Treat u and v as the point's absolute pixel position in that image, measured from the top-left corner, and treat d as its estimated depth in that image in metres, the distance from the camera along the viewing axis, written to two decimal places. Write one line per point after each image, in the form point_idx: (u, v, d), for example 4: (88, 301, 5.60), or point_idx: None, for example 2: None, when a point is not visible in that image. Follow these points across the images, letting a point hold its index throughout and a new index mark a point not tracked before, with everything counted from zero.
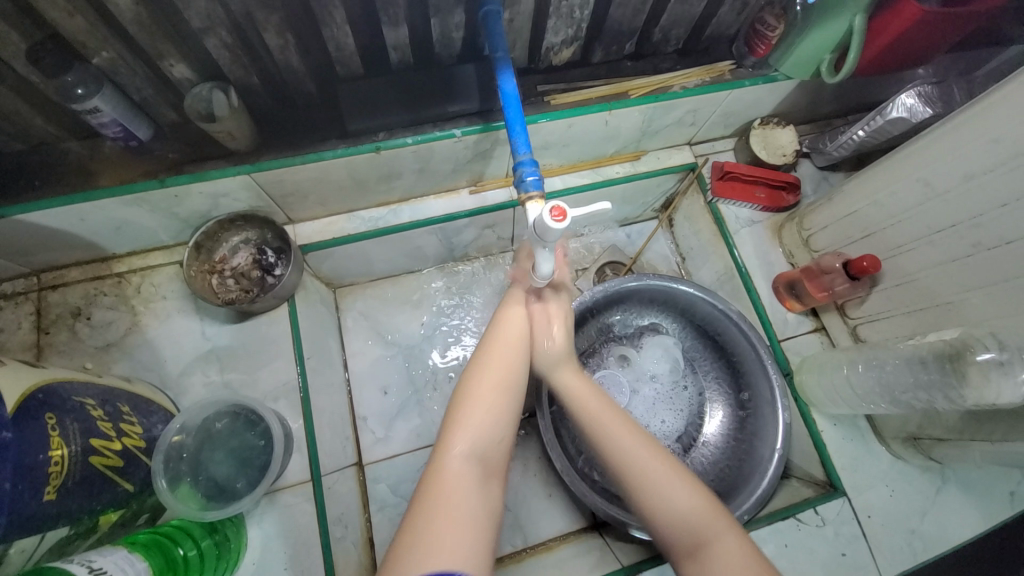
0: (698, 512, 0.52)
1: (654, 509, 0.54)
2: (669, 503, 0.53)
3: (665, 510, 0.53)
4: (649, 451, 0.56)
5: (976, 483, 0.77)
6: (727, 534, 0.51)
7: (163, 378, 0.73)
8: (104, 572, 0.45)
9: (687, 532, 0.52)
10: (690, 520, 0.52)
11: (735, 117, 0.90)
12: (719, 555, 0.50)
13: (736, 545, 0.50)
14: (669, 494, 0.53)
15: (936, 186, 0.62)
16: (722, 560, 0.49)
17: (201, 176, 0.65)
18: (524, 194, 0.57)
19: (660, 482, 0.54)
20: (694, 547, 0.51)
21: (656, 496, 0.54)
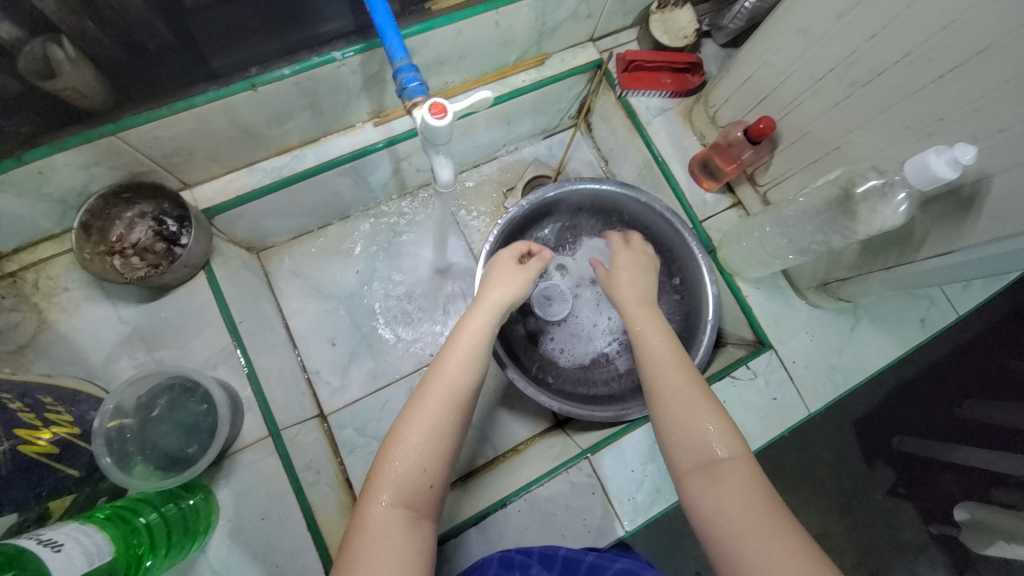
0: (728, 437, 0.54)
1: (682, 424, 0.56)
2: (698, 426, 0.55)
3: (688, 430, 0.55)
4: (687, 381, 0.59)
5: (882, 314, 0.86)
6: (741, 460, 0.53)
7: (89, 369, 0.70)
8: (56, 542, 0.45)
9: (705, 453, 0.54)
10: (711, 447, 0.54)
11: (631, 2, 0.87)
12: (732, 473, 0.52)
13: (750, 474, 0.52)
14: (694, 420, 0.56)
15: (813, 33, 0.64)
16: (733, 478, 0.51)
17: (61, 146, 0.59)
18: (410, 103, 0.55)
19: (692, 406, 0.57)
20: (710, 469, 0.53)
21: (680, 413, 0.57)
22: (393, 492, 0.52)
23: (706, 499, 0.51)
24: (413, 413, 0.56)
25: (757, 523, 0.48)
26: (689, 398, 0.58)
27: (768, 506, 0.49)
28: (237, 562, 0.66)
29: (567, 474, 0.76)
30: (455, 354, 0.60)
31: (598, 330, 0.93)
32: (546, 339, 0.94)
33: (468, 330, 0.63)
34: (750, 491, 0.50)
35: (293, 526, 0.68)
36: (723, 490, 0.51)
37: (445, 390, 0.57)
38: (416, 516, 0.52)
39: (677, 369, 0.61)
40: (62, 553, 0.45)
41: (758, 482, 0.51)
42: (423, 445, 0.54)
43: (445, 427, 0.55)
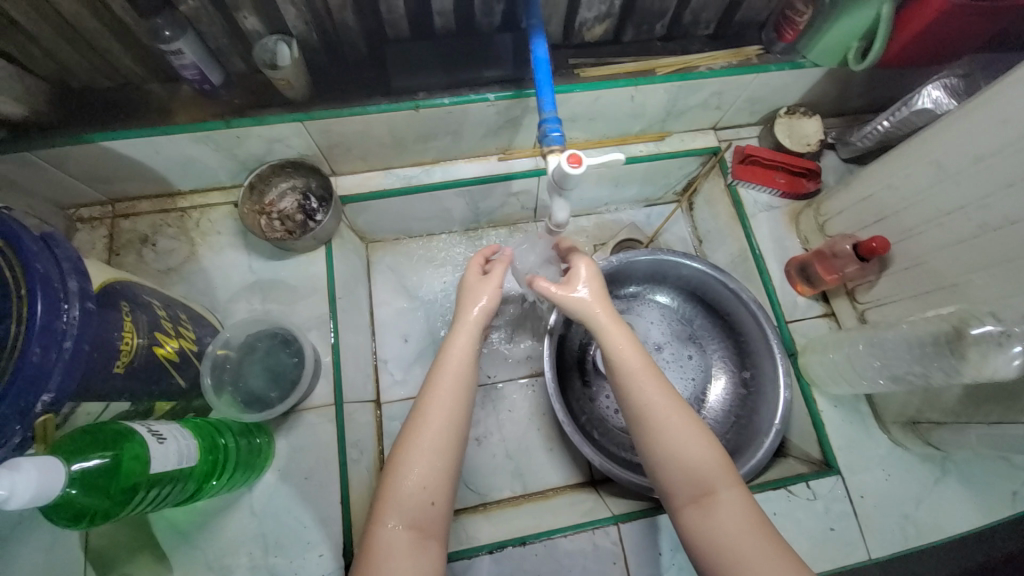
0: (710, 460, 0.55)
1: (669, 454, 0.56)
2: (685, 447, 0.56)
3: (677, 458, 0.56)
4: (669, 400, 0.58)
5: (976, 476, 0.78)
6: (732, 488, 0.54)
7: (212, 303, 0.82)
8: (161, 434, 0.52)
9: (694, 481, 0.55)
10: (697, 472, 0.55)
11: (761, 103, 0.92)
12: (724, 504, 0.53)
13: (742, 503, 0.53)
14: (684, 443, 0.56)
15: (947, 168, 0.64)
16: (727, 510, 0.53)
17: (261, 121, 0.72)
18: (546, 148, 0.62)
19: (675, 427, 0.57)
20: (703, 498, 0.54)
21: (668, 440, 0.56)
22: (399, 515, 0.53)
23: (700, 532, 0.53)
24: (412, 443, 0.56)
25: (758, 564, 0.49)
26: (669, 416, 0.57)
27: (763, 538, 0.51)
28: (273, 509, 0.71)
29: (591, 534, 0.74)
30: (447, 381, 0.59)
31: None
32: (601, 394, 0.94)
33: (454, 355, 0.61)
34: (745, 526, 0.52)
35: (330, 494, 0.73)
36: (717, 523, 0.52)
37: (438, 427, 0.56)
38: (423, 537, 0.53)
39: (657, 386, 0.59)
40: (164, 445, 0.51)
41: (753, 513, 0.53)
42: (424, 474, 0.54)
43: (444, 451, 0.56)
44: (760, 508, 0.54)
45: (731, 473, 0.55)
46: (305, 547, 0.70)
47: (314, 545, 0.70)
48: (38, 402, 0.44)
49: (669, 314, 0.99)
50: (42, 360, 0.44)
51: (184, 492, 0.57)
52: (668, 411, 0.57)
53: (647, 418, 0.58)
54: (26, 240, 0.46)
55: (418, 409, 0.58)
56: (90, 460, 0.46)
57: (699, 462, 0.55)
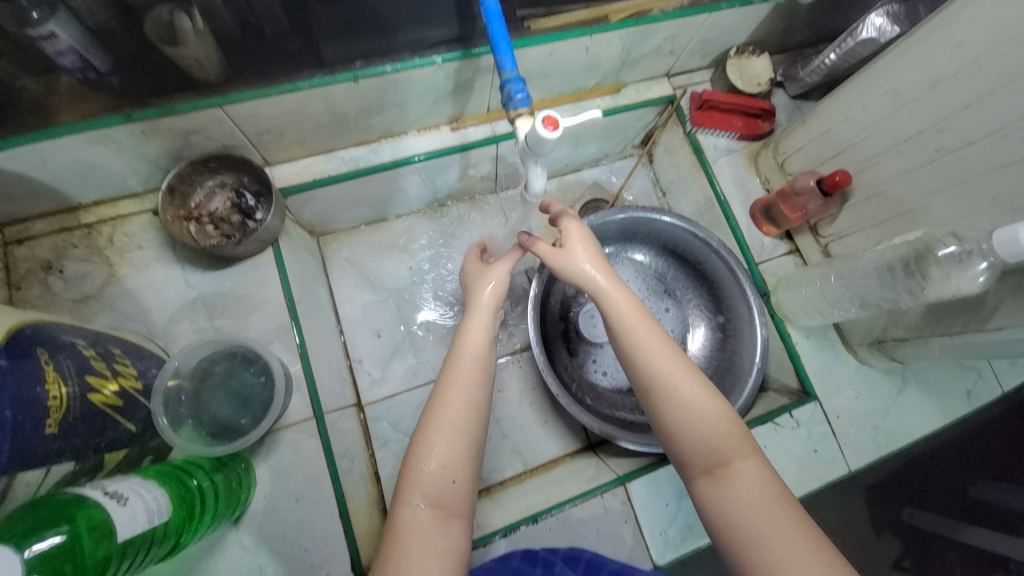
0: (725, 430, 0.54)
1: (682, 424, 0.55)
2: (699, 417, 0.54)
3: (690, 428, 0.54)
4: (681, 368, 0.57)
5: (931, 380, 0.85)
6: (750, 457, 0.53)
7: (149, 328, 0.72)
8: (121, 494, 0.45)
9: (710, 451, 0.53)
10: (712, 441, 0.53)
11: (712, 45, 0.90)
12: (741, 473, 0.52)
13: (759, 471, 0.52)
14: (695, 413, 0.55)
15: (903, 95, 0.66)
16: (745, 478, 0.51)
17: (171, 110, 0.61)
18: (514, 112, 0.56)
19: (689, 399, 0.55)
20: (718, 468, 0.53)
21: (682, 410, 0.55)
22: (423, 493, 0.51)
23: (716, 502, 0.52)
24: (435, 421, 0.54)
25: (775, 531, 0.48)
26: (684, 390, 0.56)
27: (780, 505, 0.49)
28: (267, 540, 0.66)
29: (601, 498, 0.75)
30: (465, 362, 0.57)
31: None
32: (587, 361, 0.94)
33: (471, 331, 0.60)
34: (762, 494, 0.50)
35: (327, 511, 0.68)
36: (733, 492, 0.51)
37: (461, 407, 0.55)
38: (446, 514, 0.51)
39: (669, 357, 0.57)
40: (128, 507, 0.45)
41: (770, 481, 0.51)
42: (445, 452, 0.53)
43: (466, 424, 0.54)
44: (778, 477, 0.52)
45: (747, 442, 0.54)
46: (309, 572, 0.65)
47: (319, 568, 0.65)
48: None
49: (644, 271, 0.99)
50: None
51: (163, 549, 0.50)
52: (679, 380, 0.56)
53: (661, 391, 0.56)
54: None
55: (440, 389, 0.57)
56: (47, 540, 0.38)
57: (714, 433, 0.54)
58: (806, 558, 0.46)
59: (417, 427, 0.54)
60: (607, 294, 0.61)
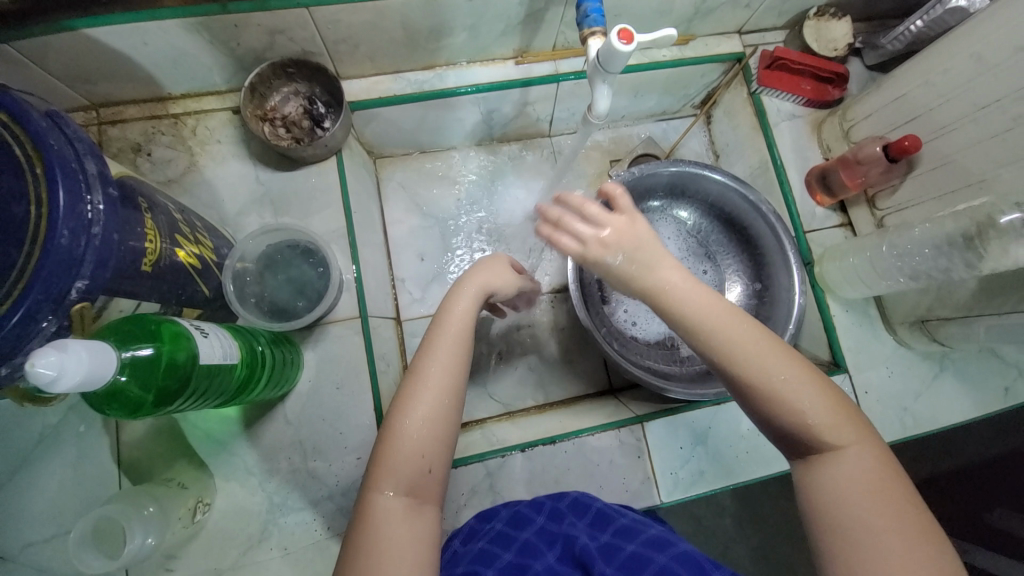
0: (829, 414, 0.47)
1: (777, 406, 0.48)
2: (799, 401, 0.47)
3: (788, 412, 0.48)
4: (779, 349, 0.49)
5: (969, 372, 0.84)
6: (857, 446, 0.46)
7: (221, 217, 0.78)
8: (205, 330, 0.51)
9: (812, 439, 0.47)
10: (815, 426, 0.47)
11: (791, 2, 0.87)
12: (849, 463, 0.46)
13: (869, 459, 0.46)
14: (797, 396, 0.47)
15: (991, 58, 0.63)
16: (853, 469, 0.46)
17: (263, 6, 0.65)
18: (587, 31, 0.57)
19: (785, 382, 0.47)
20: (814, 453, 0.47)
21: (782, 392, 0.48)
22: (394, 483, 0.50)
23: (821, 499, 0.46)
24: (405, 400, 0.52)
25: (896, 534, 0.42)
26: (780, 374, 0.48)
27: (891, 498, 0.44)
28: (308, 418, 0.72)
29: (618, 432, 0.77)
30: (444, 340, 0.56)
31: None
32: (619, 310, 0.95)
33: (452, 317, 0.58)
34: (869, 490, 0.44)
35: (363, 401, 0.73)
36: (842, 488, 0.45)
37: (435, 392, 0.53)
38: (418, 503, 0.50)
39: (758, 335, 0.49)
40: (209, 339, 0.50)
41: (879, 476, 0.45)
42: (418, 439, 0.51)
43: (439, 414, 0.52)
44: (886, 459, 0.47)
45: (853, 431, 0.47)
46: (343, 451, 0.71)
47: (351, 450, 0.71)
48: (71, 290, 0.41)
49: (686, 231, 0.99)
50: (72, 245, 0.41)
51: (225, 394, 0.56)
52: (778, 359, 0.48)
53: (755, 369, 0.48)
54: (33, 117, 0.41)
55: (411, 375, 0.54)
56: (139, 350, 0.44)
57: (817, 418, 0.47)
58: (916, 565, 0.41)
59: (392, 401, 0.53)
60: (679, 263, 0.53)
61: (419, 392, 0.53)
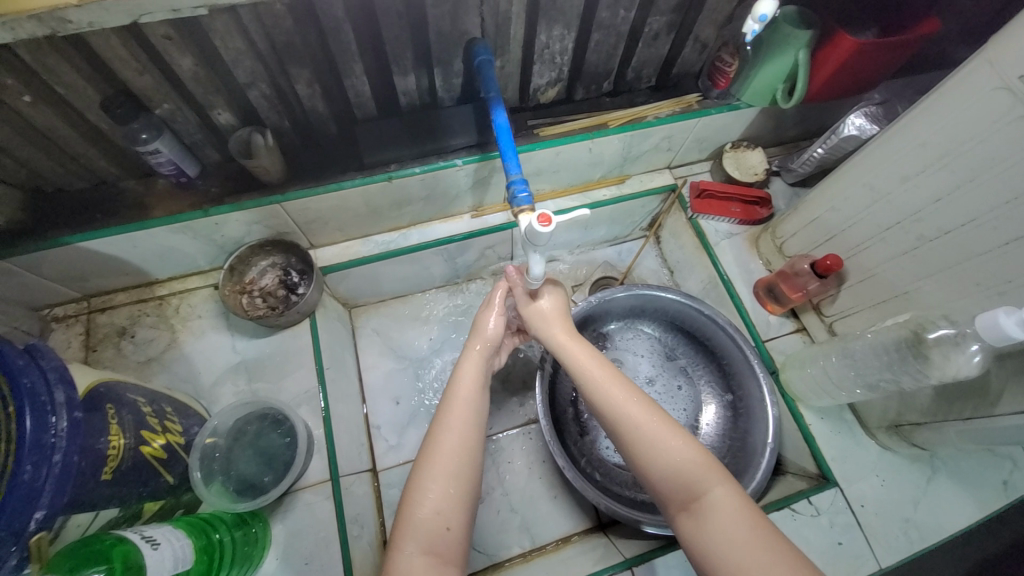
0: (693, 463, 0.53)
1: (650, 459, 0.55)
2: (664, 448, 0.54)
3: (662, 461, 0.54)
4: (642, 404, 0.58)
5: (962, 470, 0.79)
6: (721, 486, 0.51)
7: (196, 389, 0.81)
8: (154, 539, 0.52)
9: (682, 484, 0.52)
10: (686, 473, 0.53)
11: (708, 142, 1.00)
12: (714, 503, 0.50)
13: (735, 501, 0.50)
14: (662, 443, 0.55)
15: (880, 188, 0.71)
16: (719, 509, 0.50)
17: (240, 206, 0.74)
18: (517, 208, 0.64)
19: (652, 435, 0.55)
20: (689, 502, 0.52)
21: (648, 442, 0.55)
22: (416, 539, 0.52)
23: (696, 536, 0.50)
24: (429, 465, 0.56)
25: (751, 554, 0.46)
26: (650, 424, 0.56)
27: (754, 530, 0.47)
28: None
29: None
30: (458, 404, 0.61)
31: None
32: (599, 441, 0.94)
33: (463, 382, 0.63)
34: (734, 522, 0.49)
35: None
36: (708, 526, 0.49)
37: (455, 450, 0.57)
38: (440, 561, 0.51)
39: (630, 402, 0.58)
40: (158, 550, 0.51)
41: (745, 510, 0.50)
42: (439, 498, 0.54)
43: (461, 473, 0.56)
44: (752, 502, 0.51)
45: (719, 472, 0.53)
46: None
47: None
48: (31, 519, 0.43)
49: (653, 346, 1.03)
50: (33, 477, 0.43)
51: None
52: (640, 413, 0.57)
53: (622, 428, 0.57)
54: (10, 355, 0.46)
55: (431, 437, 0.59)
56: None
57: (683, 462, 0.53)
58: None
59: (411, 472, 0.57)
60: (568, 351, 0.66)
61: (441, 450, 0.57)
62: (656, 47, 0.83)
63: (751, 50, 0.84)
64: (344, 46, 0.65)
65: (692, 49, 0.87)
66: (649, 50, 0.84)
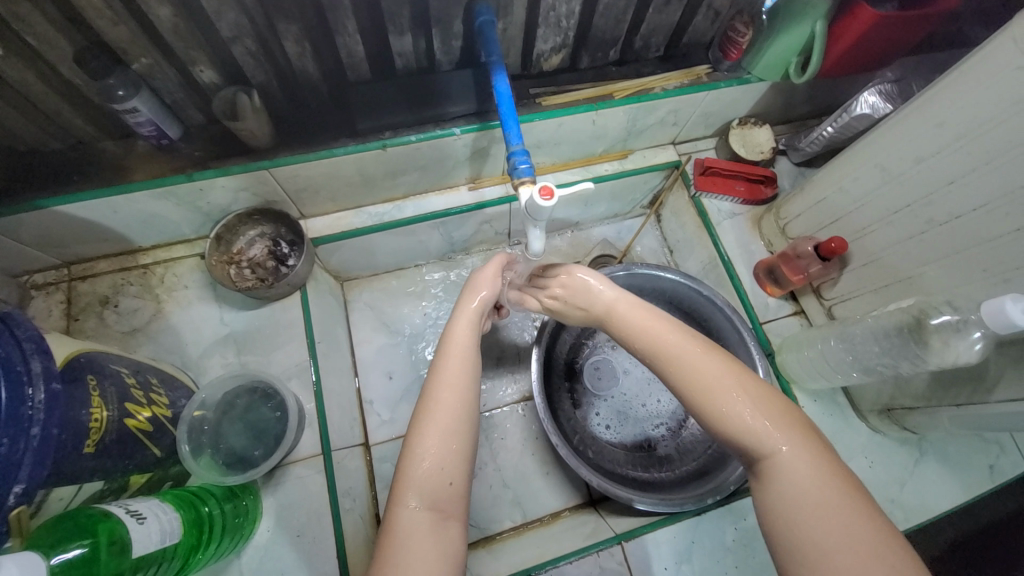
0: (764, 424, 0.50)
1: (723, 422, 0.52)
2: (735, 414, 0.51)
3: (732, 427, 0.51)
4: (708, 362, 0.55)
5: (949, 453, 0.80)
6: (795, 445, 0.49)
7: (183, 360, 0.79)
8: (140, 513, 0.51)
9: (754, 448, 0.50)
10: (757, 436, 0.50)
11: (715, 117, 0.96)
12: (790, 465, 0.48)
13: (809, 462, 0.48)
14: (730, 409, 0.52)
15: (892, 169, 0.69)
16: (793, 477, 0.47)
17: (225, 171, 0.71)
18: (517, 180, 0.62)
19: (719, 398, 0.52)
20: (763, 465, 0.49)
21: (717, 406, 0.52)
22: (418, 494, 0.51)
23: (771, 504, 0.48)
24: (427, 419, 0.55)
25: (825, 525, 0.44)
26: (713, 386, 0.53)
27: (834, 494, 0.45)
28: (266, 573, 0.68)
29: (597, 556, 0.71)
30: (453, 362, 0.59)
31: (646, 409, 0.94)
32: (590, 412, 0.94)
33: (455, 343, 0.61)
34: (812, 483, 0.46)
35: (325, 550, 0.69)
36: (780, 492, 0.47)
37: (452, 405, 0.55)
38: (442, 516, 0.51)
39: (693, 364, 0.55)
40: (145, 526, 0.50)
41: (823, 470, 0.47)
42: (438, 453, 0.53)
43: (459, 427, 0.55)
44: (830, 460, 0.48)
45: (791, 431, 0.50)
46: None
47: None
48: (9, 493, 0.42)
49: None
50: (10, 451, 0.42)
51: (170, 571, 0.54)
52: (703, 376, 0.54)
53: (692, 393, 0.54)
54: None
55: (429, 390, 0.57)
56: (70, 551, 0.43)
57: (749, 427, 0.51)
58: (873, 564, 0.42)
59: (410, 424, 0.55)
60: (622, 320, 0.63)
61: (439, 403, 0.55)
62: (667, 13, 0.79)
63: (766, 20, 0.80)
64: (336, 1, 0.60)
65: (703, 18, 0.83)
66: (659, 17, 0.79)
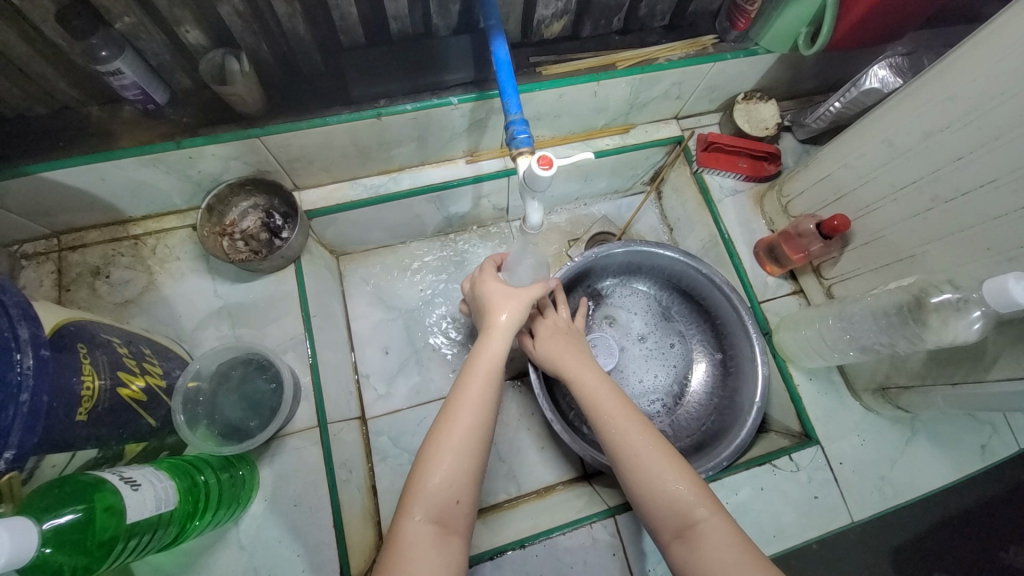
0: (687, 494, 0.55)
1: (652, 490, 0.56)
2: (663, 482, 0.56)
3: (658, 491, 0.56)
4: (641, 434, 0.60)
5: (941, 433, 0.81)
6: (712, 513, 0.54)
7: (178, 332, 0.79)
8: (134, 480, 0.51)
9: (677, 514, 0.55)
10: (680, 503, 0.55)
11: (720, 91, 0.94)
12: (709, 532, 0.53)
13: (725, 530, 0.52)
14: (660, 476, 0.57)
15: (898, 145, 0.68)
16: (711, 536, 0.52)
17: (215, 138, 0.69)
18: (516, 151, 0.60)
19: (655, 465, 0.57)
20: (685, 530, 0.54)
21: (647, 473, 0.57)
22: (424, 509, 0.52)
23: (689, 564, 0.52)
24: (439, 440, 0.56)
25: None
26: (642, 451, 0.59)
27: (748, 558, 0.50)
28: (263, 541, 0.69)
29: (590, 528, 0.72)
30: (474, 383, 0.59)
31: (642, 385, 0.95)
32: None
33: (480, 365, 0.61)
34: (727, 548, 0.51)
35: (321, 519, 0.70)
36: (702, 551, 0.52)
37: (468, 428, 0.56)
38: (445, 532, 0.52)
39: (635, 430, 0.60)
40: (139, 492, 0.50)
41: (736, 536, 0.52)
42: (449, 471, 0.54)
43: (472, 450, 0.56)
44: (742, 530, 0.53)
45: (710, 500, 0.55)
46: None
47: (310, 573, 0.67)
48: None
49: (648, 304, 1.02)
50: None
51: (167, 537, 0.55)
52: (636, 444, 0.59)
53: (627, 460, 0.59)
54: None
55: (444, 413, 0.58)
56: (62, 517, 0.44)
57: (673, 496, 0.55)
58: None
59: (420, 446, 0.57)
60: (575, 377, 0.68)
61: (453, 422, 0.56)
62: None
63: None
64: None
65: None
66: None
